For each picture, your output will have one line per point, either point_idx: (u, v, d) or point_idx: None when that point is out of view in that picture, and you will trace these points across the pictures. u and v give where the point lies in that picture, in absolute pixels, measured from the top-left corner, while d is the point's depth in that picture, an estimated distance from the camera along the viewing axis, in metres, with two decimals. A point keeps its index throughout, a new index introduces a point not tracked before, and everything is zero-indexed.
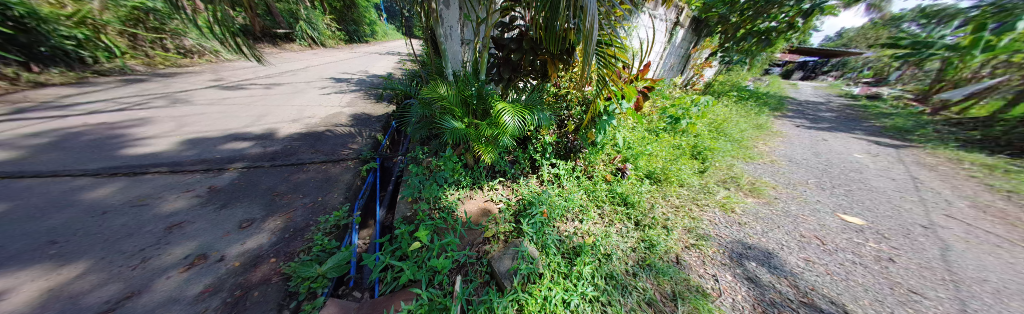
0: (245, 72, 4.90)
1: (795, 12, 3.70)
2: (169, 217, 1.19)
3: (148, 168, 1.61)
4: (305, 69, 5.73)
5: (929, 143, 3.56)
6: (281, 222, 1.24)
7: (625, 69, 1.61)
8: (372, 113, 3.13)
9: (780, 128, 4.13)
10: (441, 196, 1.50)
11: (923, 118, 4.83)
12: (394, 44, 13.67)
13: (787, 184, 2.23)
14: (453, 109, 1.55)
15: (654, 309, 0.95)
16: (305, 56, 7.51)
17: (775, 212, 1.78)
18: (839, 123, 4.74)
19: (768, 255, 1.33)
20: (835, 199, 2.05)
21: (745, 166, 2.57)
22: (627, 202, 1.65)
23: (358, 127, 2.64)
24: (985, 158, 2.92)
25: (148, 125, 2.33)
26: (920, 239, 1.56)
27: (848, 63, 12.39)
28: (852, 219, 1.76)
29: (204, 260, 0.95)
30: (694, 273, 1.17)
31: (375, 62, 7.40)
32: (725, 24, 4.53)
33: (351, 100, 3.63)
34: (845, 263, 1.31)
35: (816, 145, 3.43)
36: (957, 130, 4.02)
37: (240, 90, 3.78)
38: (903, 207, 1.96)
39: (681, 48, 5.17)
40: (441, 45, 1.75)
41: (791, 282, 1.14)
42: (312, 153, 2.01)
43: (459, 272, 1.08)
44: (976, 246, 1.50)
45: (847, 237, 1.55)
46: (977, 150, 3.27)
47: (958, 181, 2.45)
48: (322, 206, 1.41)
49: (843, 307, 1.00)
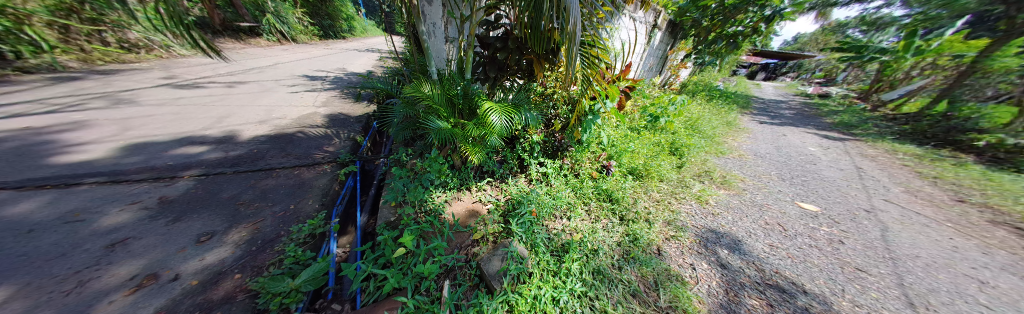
0: (203, 69, 4.45)
1: (759, 18, 4.06)
2: (111, 233, 1.05)
3: (86, 178, 1.42)
4: (274, 66, 5.32)
5: (869, 136, 4.04)
6: (247, 233, 1.14)
7: (608, 69, 1.65)
8: (350, 113, 2.98)
9: (746, 124, 4.47)
10: (426, 199, 1.45)
11: (865, 114, 5.49)
12: (373, 40, 13.14)
13: (753, 176, 2.42)
14: (438, 110, 1.50)
15: (638, 300, 1.00)
16: (275, 52, 6.99)
17: (744, 202, 1.92)
18: (796, 119, 5.24)
19: (737, 242, 1.44)
20: (794, 188, 2.25)
21: (717, 160, 2.75)
22: (613, 198, 1.70)
23: (335, 128, 2.50)
24: (913, 150, 3.37)
25: (86, 129, 2.05)
26: (864, 222, 1.76)
27: (803, 66, 13.72)
28: (807, 207, 1.94)
29: (155, 281, 0.85)
30: (674, 263, 1.24)
31: (353, 59, 7.04)
32: (698, 27, 4.85)
33: (326, 99, 3.43)
34: (803, 246, 1.45)
35: (778, 140, 3.75)
36: (892, 125, 4.62)
37: (198, 88, 3.44)
38: (850, 194, 2.20)
39: (660, 50, 5.39)
40: (424, 43, 1.68)
41: (759, 266, 1.25)
42: (283, 157, 1.86)
43: (447, 276, 1.06)
44: (908, 226, 1.73)
45: (805, 223, 1.71)
46: (908, 142, 3.75)
47: (894, 170, 2.80)
48: (295, 215, 1.31)
49: (801, 287, 1.12)
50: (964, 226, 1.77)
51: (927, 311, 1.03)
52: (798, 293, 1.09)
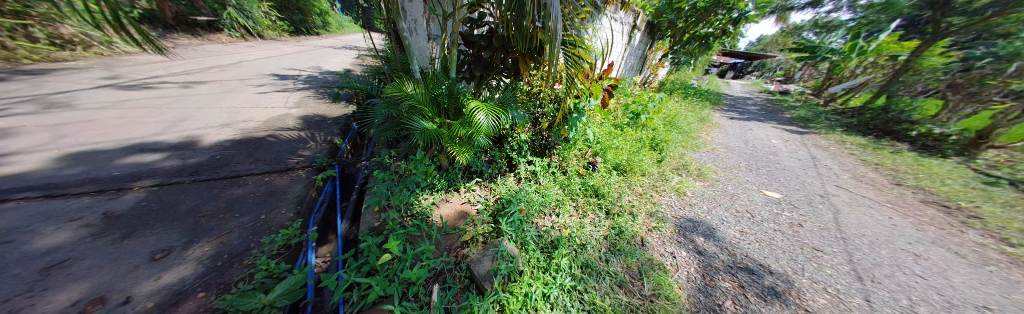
0: (154, 68, 4.00)
1: (726, 21, 4.41)
2: (45, 255, 0.91)
3: (10, 194, 1.22)
4: (237, 64, 4.89)
5: (823, 129, 4.48)
6: (211, 248, 1.03)
7: (591, 68, 1.69)
8: (326, 114, 2.81)
9: (718, 120, 4.78)
10: (412, 202, 1.40)
11: (819, 108, 6.07)
12: (349, 37, 12.47)
13: (725, 168, 2.59)
14: (422, 109, 1.46)
15: (624, 290, 1.05)
16: (238, 49, 6.43)
17: (717, 192, 2.05)
18: (761, 115, 5.68)
19: (712, 230, 1.55)
20: (761, 178, 2.43)
21: (693, 154, 2.91)
22: (599, 193, 1.75)
23: (310, 131, 2.35)
24: (858, 140, 3.79)
25: (8, 138, 1.76)
26: (819, 206, 1.96)
27: (767, 65, 14.90)
28: (772, 194, 2.11)
29: (100, 306, 0.74)
30: (656, 253, 1.31)
31: (328, 57, 6.65)
32: (674, 29, 5.12)
33: (299, 100, 3.21)
34: (769, 231, 1.59)
35: (746, 134, 4.05)
36: (841, 118, 5.15)
37: (148, 89, 3.08)
38: (808, 181, 2.42)
39: (640, 50, 5.59)
40: (405, 40, 1.61)
41: (730, 251, 1.37)
42: (252, 163, 1.72)
43: (436, 280, 1.03)
44: (856, 208, 1.95)
45: (771, 209, 1.86)
46: (855, 134, 4.20)
47: (843, 158, 3.12)
48: (267, 225, 1.21)
49: (767, 268, 1.26)
50: (899, 206, 2.02)
51: (871, 282, 1.23)
52: (765, 273, 1.23)
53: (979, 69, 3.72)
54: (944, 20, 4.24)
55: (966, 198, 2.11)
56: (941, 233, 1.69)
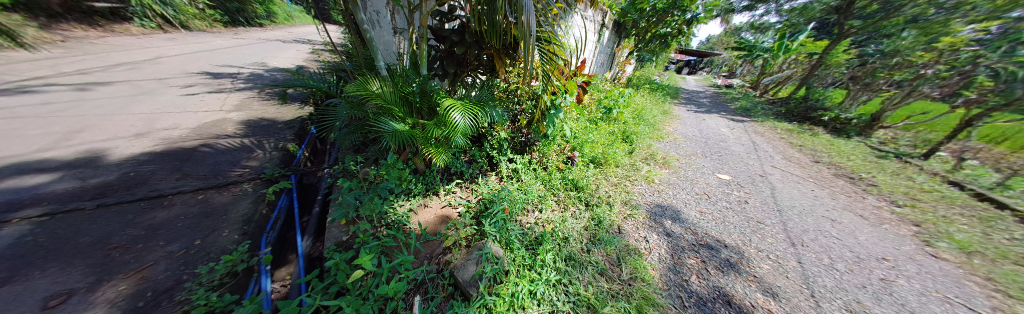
0: (32, 67, 3.16)
1: (681, 21, 4.83)
2: None
3: None
4: (154, 61, 4.08)
5: (761, 117, 5.16)
6: (128, 286, 0.82)
7: (565, 65, 1.70)
8: (276, 117, 2.48)
9: (678, 112, 5.24)
10: (386, 211, 1.29)
11: (756, 99, 6.98)
12: (300, 30, 11.14)
13: (686, 156, 2.84)
14: (392, 109, 1.35)
15: (605, 277, 1.09)
16: (155, 42, 5.36)
17: (680, 178, 2.24)
18: (711, 106, 6.37)
19: (676, 212, 1.69)
20: (715, 163, 2.72)
21: (659, 144, 3.15)
22: (578, 186, 1.79)
23: (257, 137, 2.05)
24: (786, 126, 4.44)
25: None
26: (762, 184, 2.24)
27: (715, 61, 16.71)
28: (724, 177, 2.37)
29: None
30: (632, 238, 1.39)
31: (276, 52, 5.88)
32: (637, 28, 5.45)
33: (240, 102, 2.79)
34: (723, 209, 1.78)
35: (701, 124, 4.51)
36: (774, 107, 5.97)
37: (25, 93, 2.43)
38: (752, 163, 2.77)
39: (609, 47, 5.86)
40: (367, 34, 1.46)
41: (693, 230, 1.51)
42: (183, 179, 1.44)
43: (418, 291, 0.96)
44: (790, 184, 2.28)
45: (725, 190, 2.08)
46: (784, 121, 4.92)
47: (776, 142, 3.64)
48: (204, 252, 1.01)
49: (723, 243, 1.41)
50: (819, 180, 2.41)
51: (802, 246, 1.45)
52: (721, 247, 1.38)
53: (871, 64, 4.55)
54: (847, 22, 5.18)
55: (863, 170, 2.61)
56: (850, 200, 2.06)
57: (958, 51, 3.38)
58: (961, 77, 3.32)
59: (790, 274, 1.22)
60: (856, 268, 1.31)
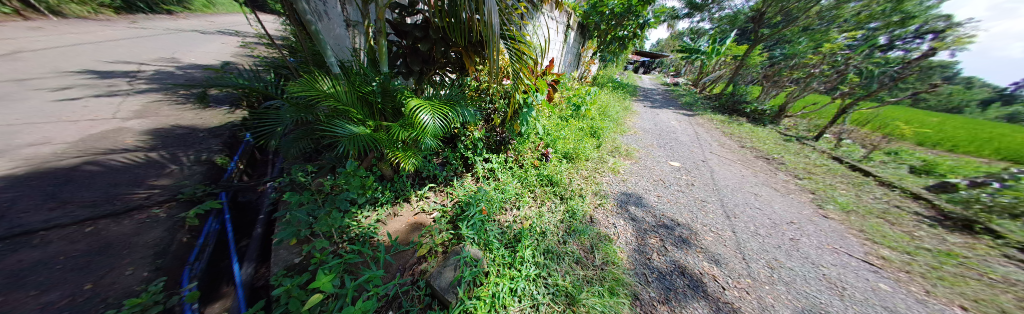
0: None
1: (636, 26, 5.29)
2: None
3: None
4: (2, 55, 3.06)
5: (701, 111, 5.93)
6: None
7: (535, 64, 1.71)
8: (198, 125, 2.07)
9: (636, 108, 5.74)
10: (348, 224, 1.16)
11: (698, 95, 7.99)
12: (226, 20, 9.38)
13: (644, 147, 3.12)
14: (349, 111, 1.21)
15: (581, 265, 1.14)
16: (3, 31, 4.02)
17: (642, 167, 2.45)
18: (663, 101, 7.11)
19: (639, 198, 1.84)
20: (669, 152, 3.03)
21: (622, 138, 3.40)
22: (553, 181, 1.84)
23: (171, 150, 1.67)
24: (721, 118, 5.18)
25: None
26: (705, 168, 2.57)
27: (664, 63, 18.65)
28: (676, 163, 2.66)
29: None
30: (602, 225, 1.47)
31: (192, 47, 4.86)
32: (599, 30, 5.82)
33: (143, 107, 2.25)
34: (677, 193, 1.99)
35: (655, 118, 5.00)
36: (711, 101, 6.90)
37: None
38: (695, 151, 3.15)
39: (575, 48, 6.14)
40: (312, 26, 1.28)
41: (653, 213, 1.67)
42: (62, 207, 1.11)
43: (391, 307, 0.88)
44: (726, 167, 2.65)
45: (677, 175, 2.34)
46: (719, 113, 5.72)
47: (713, 131, 4.22)
48: (102, 297, 0.77)
49: (678, 222, 1.58)
50: (746, 162, 2.86)
51: (736, 218, 1.70)
52: (676, 225, 1.54)
53: (779, 64, 5.54)
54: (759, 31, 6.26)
55: (776, 151, 3.17)
56: (768, 177, 2.48)
57: (835, 54, 4.29)
58: (839, 74, 4.18)
59: (728, 242, 1.43)
60: (773, 231, 1.58)
